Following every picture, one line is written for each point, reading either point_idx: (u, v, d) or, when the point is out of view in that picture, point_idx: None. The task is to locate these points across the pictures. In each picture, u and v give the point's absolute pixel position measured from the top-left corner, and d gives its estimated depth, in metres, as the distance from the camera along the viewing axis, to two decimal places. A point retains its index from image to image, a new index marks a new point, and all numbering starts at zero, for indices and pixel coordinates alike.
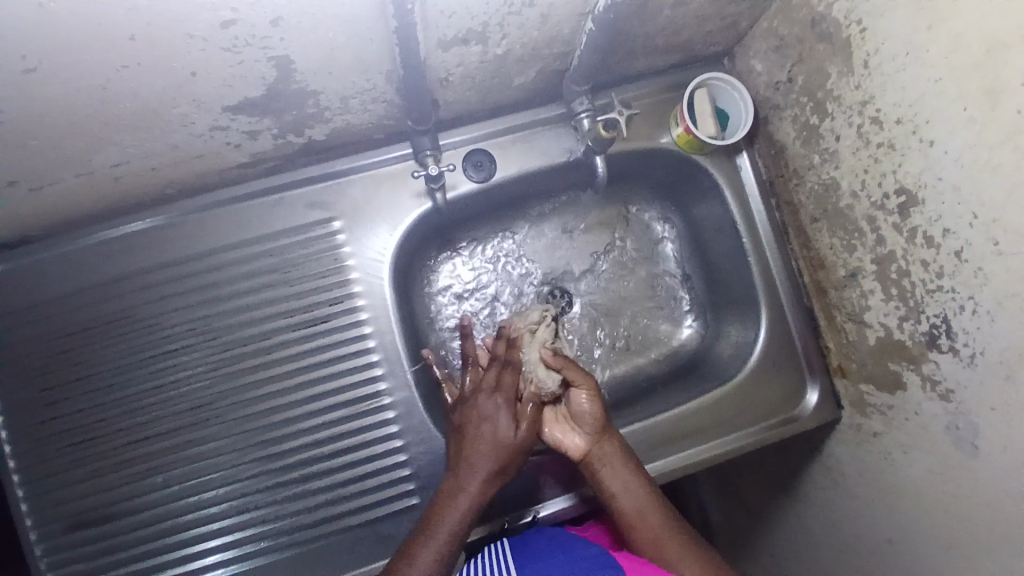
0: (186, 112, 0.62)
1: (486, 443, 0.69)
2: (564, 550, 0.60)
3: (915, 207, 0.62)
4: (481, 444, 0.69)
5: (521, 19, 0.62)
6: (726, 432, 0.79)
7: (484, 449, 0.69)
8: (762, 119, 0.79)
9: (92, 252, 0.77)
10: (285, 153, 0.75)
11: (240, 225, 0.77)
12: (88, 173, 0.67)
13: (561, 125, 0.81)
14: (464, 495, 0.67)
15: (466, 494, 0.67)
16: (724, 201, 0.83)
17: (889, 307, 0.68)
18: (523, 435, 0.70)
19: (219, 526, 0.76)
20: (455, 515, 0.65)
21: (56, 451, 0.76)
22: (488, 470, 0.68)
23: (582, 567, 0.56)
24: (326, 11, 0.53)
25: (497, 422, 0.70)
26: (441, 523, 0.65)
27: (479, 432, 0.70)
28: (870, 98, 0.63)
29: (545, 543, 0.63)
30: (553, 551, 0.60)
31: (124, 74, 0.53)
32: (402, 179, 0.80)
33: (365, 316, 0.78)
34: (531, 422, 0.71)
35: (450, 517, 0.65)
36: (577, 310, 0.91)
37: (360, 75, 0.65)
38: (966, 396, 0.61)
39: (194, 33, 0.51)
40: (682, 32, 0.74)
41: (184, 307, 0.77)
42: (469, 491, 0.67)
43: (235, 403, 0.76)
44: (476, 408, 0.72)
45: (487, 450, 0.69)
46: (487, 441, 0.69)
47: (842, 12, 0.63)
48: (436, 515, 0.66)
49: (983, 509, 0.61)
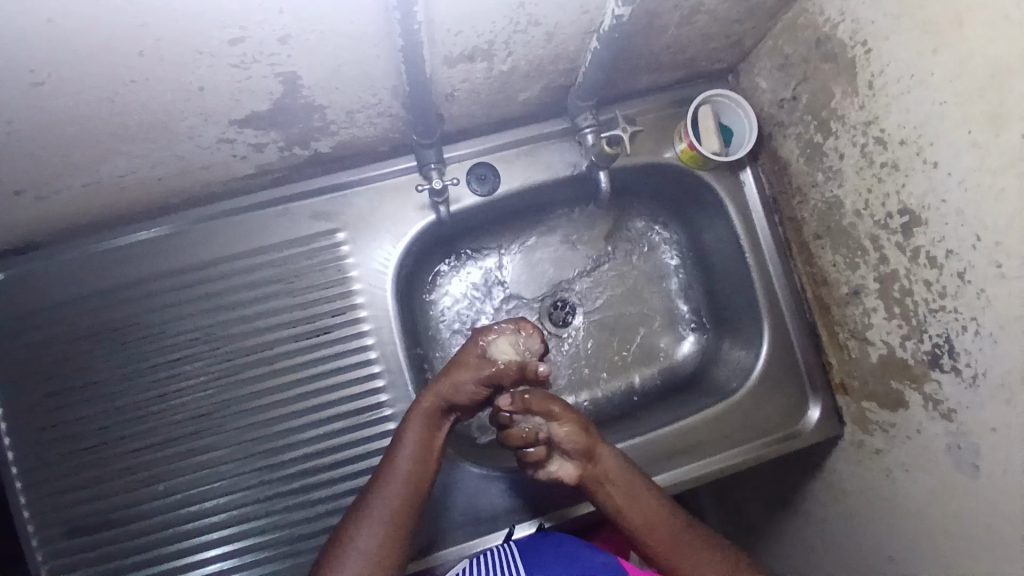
0: (193, 125, 0.62)
1: (416, 418, 0.67)
2: (570, 557, 0.63)
3: (918, 227, 0.62)
4: (411, 420, 0.67)
5: (526, 37, 0.63)
6: (727, 447, 0.79)
7: (417, 428, 0.67)
8: (766, 136, 0.80)
9: (98, 258, 0.77)
10: (291, 165, 0.75)
11: (245, 235, 0.78)
12: (95, 183, 0.67)
13: (565, 140, 0.81)
14: (394, 481, 0.64)
15: (395, 479, 0.64)
16: (727, 216, 0.83)
17: (891, 326, 0.68)
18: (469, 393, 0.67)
19: (218, 535, 0.76)
20: (384, 502, 0.64)
21: (58, 457, 0.77)
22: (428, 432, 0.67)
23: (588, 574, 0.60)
24: (333, 28, 0.53)
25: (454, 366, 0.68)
26: (368, 516, 0.63)
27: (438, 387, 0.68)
28: (874, 118, 0.64)
29: (552, 548, 0.65)
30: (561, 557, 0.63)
31: (133, 87, 0.54)
32: (406, 192, 0.80)
33: (367, 328, 0.78)
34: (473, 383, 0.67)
35: (380, 506, 0.63)
36: (579, 322, 0.92)
37: (365, 90, 0.65)
38: (968, 417, 0.61)
39: (202, 49, 0.51)
40: (687, 49, 0.74)
41: (188, 316, 0.77)
42: (398, 478, 0.65)
43: (236, 413, 0.77)
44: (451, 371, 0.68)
45: (417, 429, 0.67)
46: (443, 406, 0.68)
47: (848, 32, 0.63)
48: (367, 503, 0.64)
49: (983, 530, 0.61)
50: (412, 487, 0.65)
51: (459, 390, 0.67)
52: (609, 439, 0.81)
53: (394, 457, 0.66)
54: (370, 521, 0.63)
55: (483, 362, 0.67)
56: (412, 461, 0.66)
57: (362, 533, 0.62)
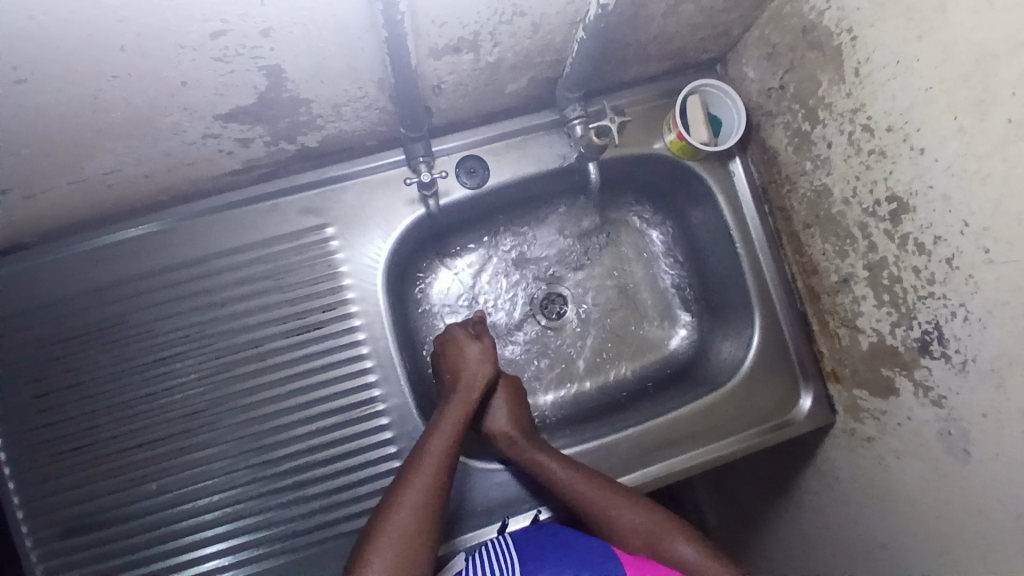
0: (177, 120, 0.62)
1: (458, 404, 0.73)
2: (567, 547, 0.63)
3: (906, 214, 0.62)
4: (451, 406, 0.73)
5: (512, 28, 0.63)
6: (720, 437, 0.79)
7: (456, 413, 0.72)
8: (755, 126, 0.80)
9: (86, 258, 0.77)
10: (279, 160, 0.75)
11: (234, 231, 0.78)
12: (81, 181, 0.67)
13: (554, 132, 0.81)
14: (432, 460, 0.67)
15: (433, 458, 0.67)
16: (717, 206, 0.83)
17: (881, 313, 0.68)
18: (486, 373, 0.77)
19: (213, 533, 0.76)
20: (421, 481, 0.66)
21: (50, 457, 0.76)
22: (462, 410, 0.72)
23: (585, 563, 0.60)
24: (316, 21, 0.53)
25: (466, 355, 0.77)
26: (407, 492, 0.65)
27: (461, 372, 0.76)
28: (861, 106, 0.64)
29: (547, 539, 0.66)
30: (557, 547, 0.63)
31: (116, 83, 0.53)
32: (395, 186, 0.80)
33: (358, 323, 0.78)
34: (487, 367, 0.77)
35: (417, 483, 0.66)
36: (572, 314, 0.92)
37: (352, 83, 0.65)
38: (959, 403, 0.61)
39: (184, 43, 0.51)
40: (674, 39, 0.74)
41: (178, 314, 0.77)
42: (435, 456, 0.67)
43: (228, 410, 0.76)
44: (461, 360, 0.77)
45: (456, 413, 0.72)
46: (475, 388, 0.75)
47: (833, 20, 0.63)
48: (405, 482, 0.66)
49: (974, 514, 0.62)
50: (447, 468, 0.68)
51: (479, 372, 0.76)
52: (603, 431, 0.81)
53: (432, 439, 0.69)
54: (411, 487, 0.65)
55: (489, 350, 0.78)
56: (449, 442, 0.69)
57: (399, 509, 0.63)
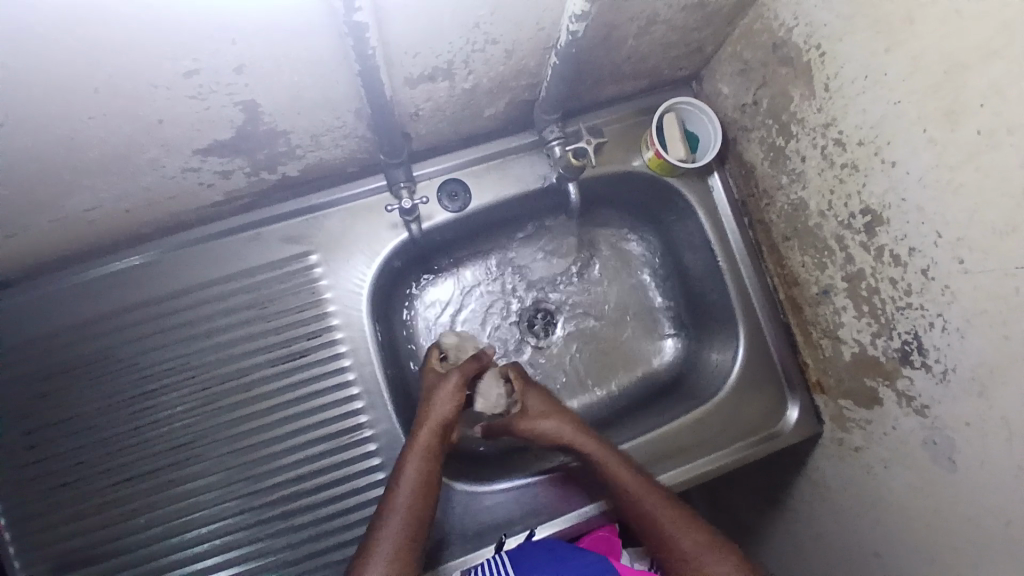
0: (155, 156, 0.62)
1: (421, 435, 0.71)
2: (564, 560, 0.64)
3: (881, 226, 0.63)
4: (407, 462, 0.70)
5: (486, 56, 0.63)
6: (708, 452, 0.79)
7: (416, 452, 0.70)
8: (732, 140, 0.81)
9: (70, 293, 0.77)
10: (260, 190, 0.75)
11: (217, 262, 0.78)
12: (61, 219, 0.67)
13: (533, 153, 0.82)
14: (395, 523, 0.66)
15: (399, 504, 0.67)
16: (698, 221, 0.84)
17: (861, 324, 0.69)
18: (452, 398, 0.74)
19: (203, 566, 0.75)
20: (385, 546, 0.65)
21: (38, 494, 0.76)
22: (426, 441, 0.71)
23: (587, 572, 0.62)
24: (289, 57, 0.54)
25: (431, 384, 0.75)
26: (376, 549, 0.65)
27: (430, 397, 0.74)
28: (832, 120, 0.65)
29: (543, 552, 0.66)
30: (555, 561, 0.64)
31: (91, 123, 0.54)
32: (377, 212, 0.80)
33: (344, 349, 0.78)
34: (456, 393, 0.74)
35: (384, 541, 0.66)
36: (560, 332, 0.92)
37: (329, 113, 0.65)
38: (942, 412, 0.62)
39: (157, 82, 0.51)
40: (648, 59, 0.75)
41: (162, 346, 0.76)
42: (404, 497, 0.68)
43: (216, 441, 0.76)
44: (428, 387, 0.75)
45: (418, 447, 0.70)
46: (440, 419, 0.72)
47: (803, 37, 0.64)
48: (369, 546, 0.66)
49: (964, 522, 0.62)
50: (414, 520, 0.67)
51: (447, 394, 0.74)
52: None
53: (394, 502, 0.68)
54: (384, 533, 0.66)
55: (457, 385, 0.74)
56: (412, 501, 0.68)
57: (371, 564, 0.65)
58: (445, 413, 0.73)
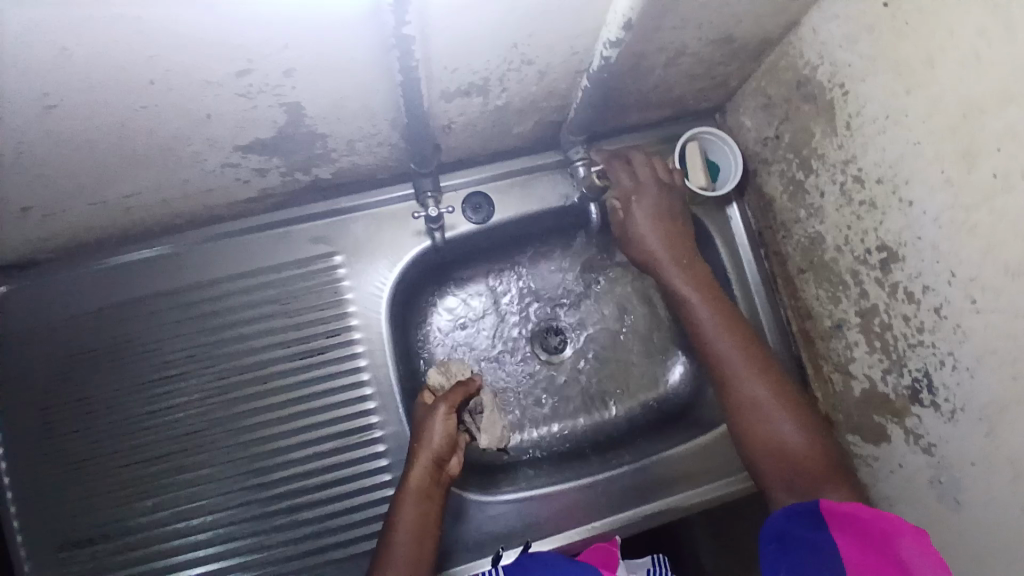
0: (198, 150, 0.65)
1: (414, 476, 0.71)
2: None
3: (896, 263, 0.64)
4: (404, 501, 0.70)
5: (520, 75, 0.66)
6: (713, 478, 0.80)
7: (411, 494, 0.70)
8: (752, 172, 0.83)
9: (100, 277, 0.79)
10: (292, 190, 0.78)
11: (245, 257, 0.80)
12: (101, 203, 0.70)
13: (557, 173, 0.85)
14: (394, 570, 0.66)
15: (398, 548, 0.67)
16: (715, 249, 0.86)
17: (873, 359, 0.70)
18: (443, 435, 0.72)
19: (205, 555, 0.76)
20: None
21: (50, 471, 0.77)
22: (419, 483, 0.70)
23: None
24: (335, 64, 0.57)
25: (424, 420, 0.74)
26: None
27: (421, 433, 0.73)
28: (852, 158, 0.66)
29: (538, 568, 0.66)
30: None
31: (143, 113, 0.57)
32: (402, 219, 0.83)
33: (360, 349, 0.80)
34: (447, 429, 0.72)
35: None
36: (571, 349, 0.93)
37: (366, 121, 0.68)
38: (949, 451, 0.62)
39: (211, 79, 0.54)
40: (675, 89, 0.77)
41: (184, 334, 0.79)
42: (402, 542, 0.68)
43: (228, 431, 0.78)
44: (420, 422, 0.74)
45: (412, 490, 0.70)
46: (433, 458, 0.71)
47: (827, 75, 0.66)
48: None
49: (967, 564, 0.61)
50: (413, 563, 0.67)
51: (438, 428, 0.72)
52: (597, 467, 0.82)
53: (392, 545, 0.68)
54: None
55: (447, 413, 0.73)
56: (411, 541, 0.68)
57: None
58: (436, 450, 0.71)
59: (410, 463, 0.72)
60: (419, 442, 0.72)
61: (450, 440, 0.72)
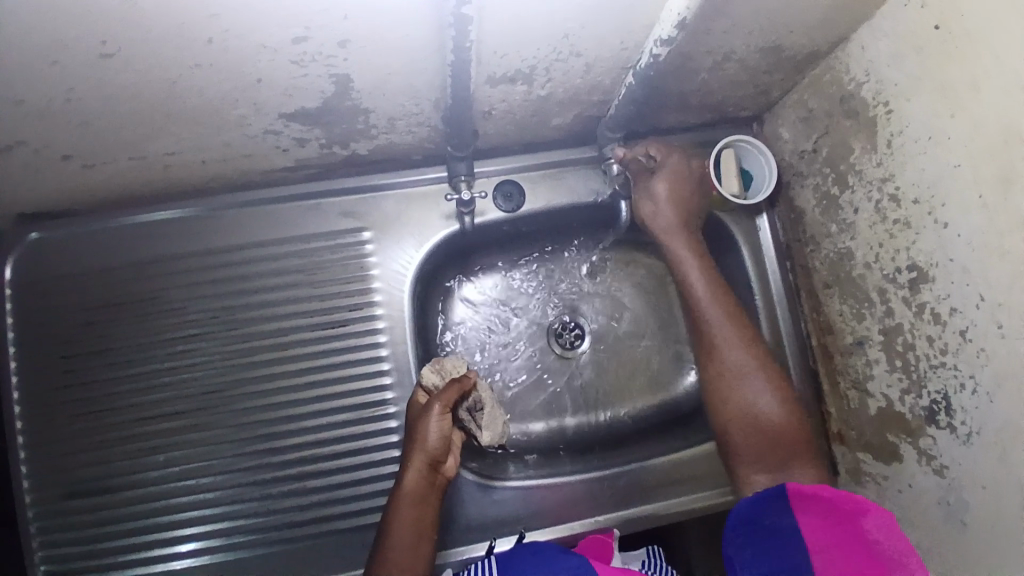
0: (244, 114, 0.66)
1: (410, 478, 0.71)
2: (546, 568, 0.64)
3: (925, 283, 0.64)
4: (401, 503, 0.70)
5: (567, 66, 0.66)
6: (718, 484, 0.81)
7: (408, 496, 0.70)
8: (785, 184, 0.83)
9: (131, 232, 0.81)
10: (328, 163, 0.79)
11: (276, 225, 0.81)
12: (141, 158, 0.71)
13: (590, 168, 0.86)
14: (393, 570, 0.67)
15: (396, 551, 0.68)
16: (741, 258, 0.86)
17: (892, 378, 0.70)
18: (437, 436, 0.71)
19: (210, 514, 0.77)
20: None
21: (65, 418, 0.79)
22: (416, 484, 0.70)
23: None
24: (388, 38, 0.57)
25: (419, 419, 0.72)
26: None
27: (416, 433, 0.72)
28: (890, 176, 0.66)
29: (529, 556, 0.67)
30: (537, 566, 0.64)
31: (197, 71, 0.57)
32: (434, 200, 0.84)
33: (381, 325, 0.80)
34: (442, 429, 0.71)
35: None
36: (586, 345, 0.93)
37: (410, 100, 0.69)
38: (960, 473, 0.62)
39: (266, 43, 0.55)
40: (716, 93, 0.78)
41: (208, 295, 0.80)
42: (399, 545, 0.68)
43: (243, 395, 0.79)
44: (416, 421, 0.73)
45: (409, 492, 0.70)
46: (428, 459, 0.71)
47: (872, 92, 0.66)
48: None
49: None
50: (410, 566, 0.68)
51: (432, 428, 0.71)
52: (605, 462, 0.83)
53: (388, 547, 0.68)
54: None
55: (441, 413, 0.71)
56: (409, 543, 0.68)
57: None
58: (432, 451, 0.71)
59: (406, 464, 0.71)
60: (415, 442, 0.72)
61: (445, 441, 0.71)
